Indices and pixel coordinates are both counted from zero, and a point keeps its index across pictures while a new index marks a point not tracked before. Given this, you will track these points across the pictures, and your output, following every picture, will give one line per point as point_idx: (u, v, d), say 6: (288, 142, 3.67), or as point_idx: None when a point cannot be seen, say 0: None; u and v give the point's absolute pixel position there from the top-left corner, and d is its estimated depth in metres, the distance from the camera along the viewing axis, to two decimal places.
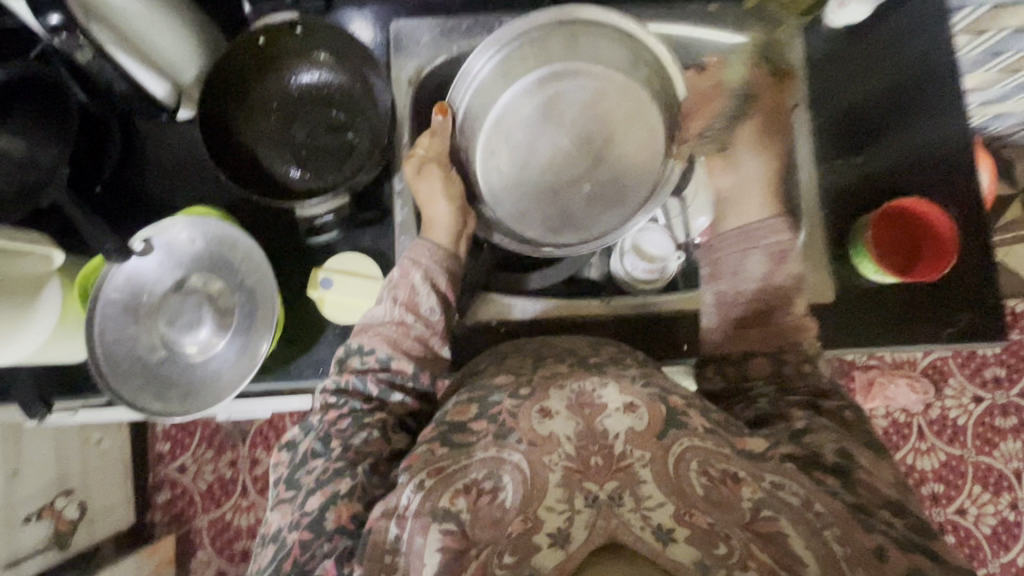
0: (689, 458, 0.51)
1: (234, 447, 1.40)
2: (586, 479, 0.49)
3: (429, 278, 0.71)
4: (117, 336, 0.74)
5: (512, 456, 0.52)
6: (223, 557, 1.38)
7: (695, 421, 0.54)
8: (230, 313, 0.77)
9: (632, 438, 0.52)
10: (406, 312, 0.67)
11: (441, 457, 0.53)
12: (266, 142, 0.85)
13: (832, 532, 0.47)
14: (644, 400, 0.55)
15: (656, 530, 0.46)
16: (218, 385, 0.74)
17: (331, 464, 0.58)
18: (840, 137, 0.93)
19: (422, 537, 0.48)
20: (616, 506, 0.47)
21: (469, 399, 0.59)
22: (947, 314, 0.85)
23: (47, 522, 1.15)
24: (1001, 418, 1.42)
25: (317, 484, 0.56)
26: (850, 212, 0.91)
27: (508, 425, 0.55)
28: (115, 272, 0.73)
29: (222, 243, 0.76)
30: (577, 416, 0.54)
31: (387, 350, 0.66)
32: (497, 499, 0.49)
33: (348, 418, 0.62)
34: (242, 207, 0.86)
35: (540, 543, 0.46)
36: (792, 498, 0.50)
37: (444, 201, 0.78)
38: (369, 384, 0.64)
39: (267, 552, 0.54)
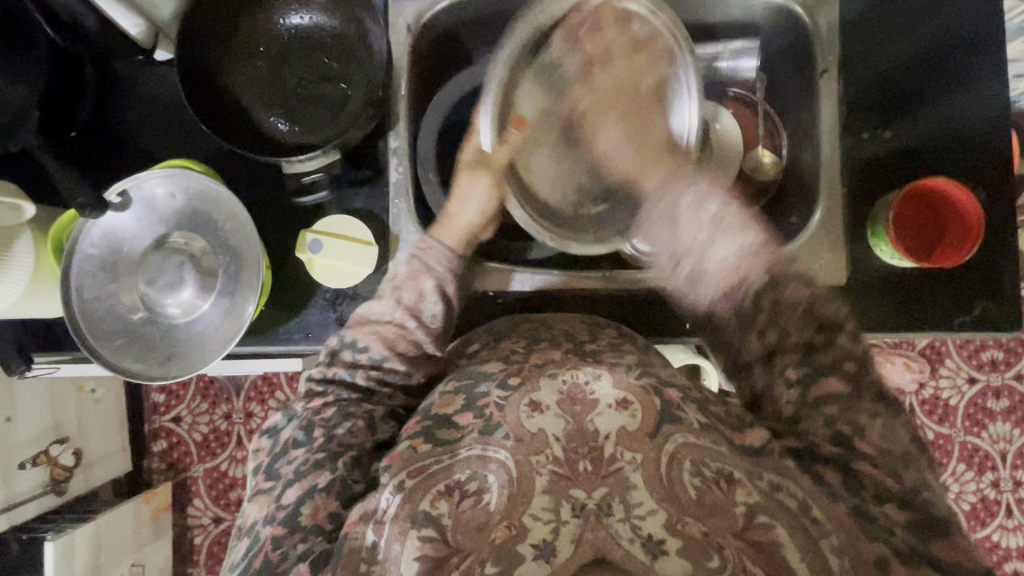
0: (682, 456, 0.50)
1: (229, 401, 1.40)
2: (573, 487, 0.47)
3: (439, 285, 0.67)
4: (96, 295, 0.70)
5: (499, 454, 0.50)
6: (218, 506, 1.39)
7: (690, 417, 0.53)
8: (214, 274, 0.73)
9: (622, 438, 0.50)
10: (408, 315, 0.65)
11: (424, 455, 0.51)
12: (252, 92, 0.79)
13: (829, 543, 0.48)
14: (639, 395, 0.53)
15: (646, 541, 0.45)
16: (204, 349, 0.72)
17: (310, 456, 0.56)
18: (868, 109, 0.86)
19: (399, 545, 0.47)
20: (605, 516, 0.46)
21: (456, 389, 0.57)
22: (962, 303, 0.82)
23: (43, 467, 1.14)
24: (993, 400, 1.42)
25: (294, 476, 0.55)
26: (872, 192, 0.86)
27: (495, 420, 0.52)
28: (91, 227, 0.69)
29: (203, 199, 0.72)
30: (567, 413, 0.52)
31: (380, 350, 0.63)
32: (481, 502, 0.47)
33: (333, 407, 0.60)
34: (228, 161, 0.81)
35: (524, 553, 0.45)
36: (790, 501, 0.50)
37: (476, 208, 0.72)
38: (358, 378, 0.62)
39: (240, 547, 0.54)
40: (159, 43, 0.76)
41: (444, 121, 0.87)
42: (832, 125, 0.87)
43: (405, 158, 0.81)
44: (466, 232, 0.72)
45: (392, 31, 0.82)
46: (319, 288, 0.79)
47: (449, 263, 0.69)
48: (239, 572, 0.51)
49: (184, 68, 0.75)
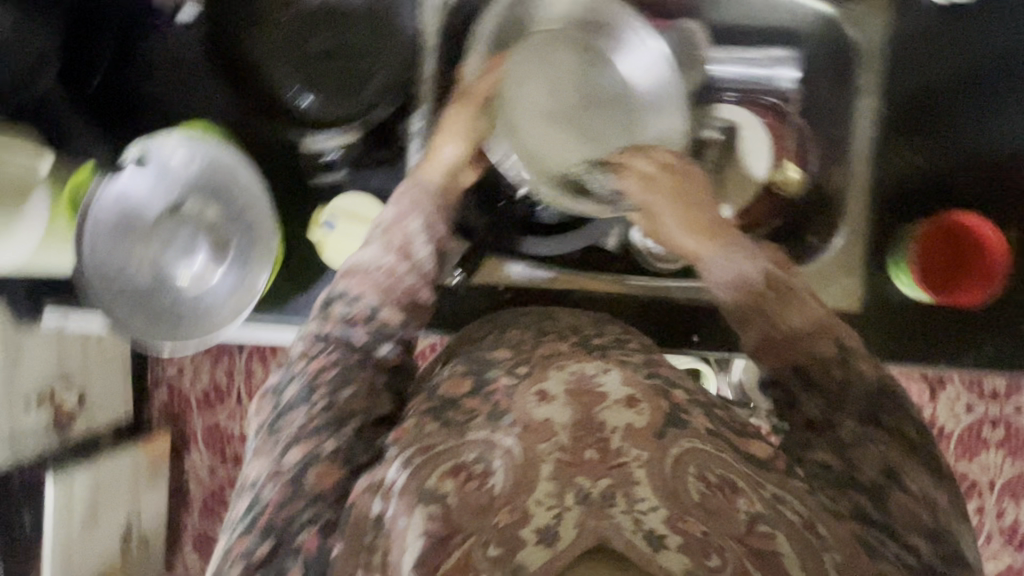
0: (688, 461, 0.48)
1: (232, 357, 1.39)
2: (578, 474, 0.47)
3: (427, 225, 0.64)
4: (108, 255, 0.70)
5: (505, 440, 0.49)
6: (215, 457, 1.42)
7: (696, 422, 0.52)
8: (226, 244, 0.73)
9: (629, 435, 0.49)
10: (398, 257, 0.61)
11: (431, 434, 0.51)
12: (274, 61, 0.77)
13: (832, 558, 0.44)
14: (644, 394, 0.53)
15: (649, 535, 0.43)
16: (211, 318, 0.72)
17: (313, 417, 0.53)
18: (903, 131, 0.84)
19: (405, 517, 0.46)
20: (608, 506, 0.44)
21: (466, 371, 0.57)
22: (975, 339, 0.81)
23: (47, 409, 1.16)
24: (988, 429, 1.42)
25: (294, 436, 0.52)
26: (899, 221, 0.84)
27: (503, 407, 0.53)
28: (107, 186, 0.69)
29: (218, 166, 0.71)
30: (573, 404, 0.51)
31: (374, 297, 0.58)
32: (487, 484, 0.47)
33: (335, 370, 0.55)
34: (249, 127, 0.79)
35: (526, 538, 0.43)
36: (795, 516, 0.46)
37: (460, 142, 0.71)
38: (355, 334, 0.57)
39: (243, 502, 0.51)
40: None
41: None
42: (864, 143, 0.84)
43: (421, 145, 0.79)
44: (450, 172, 0.70)
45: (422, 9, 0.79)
46: (327, 269, 0.79)
47: (433, 201, 0.66)
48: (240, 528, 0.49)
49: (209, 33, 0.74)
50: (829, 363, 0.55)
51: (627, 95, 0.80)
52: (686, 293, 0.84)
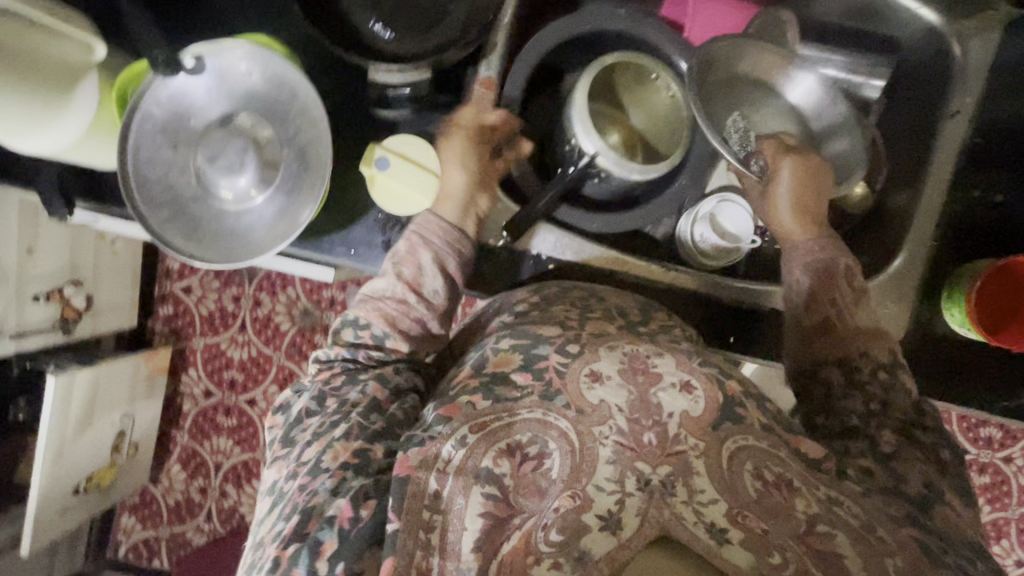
0: (743, 457, 0.49)
1: (240, 285, 1.37)
2: (637, 459, 0.47)
3: (439, 259, 0.67)
4: (152, 158, 0.67)
5: (560, 423, 0.49)
6: (212, 380, 1.40)
7: (751, 416, 0.51)
8: (274, 167, 0.70)
9: (687, 423, 0.49)
10: (408, 290, 0.65)
11: (483, 412, 0.49)
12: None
13: (894, 563, 0.46)
14: (702, 381, 0.52)
15: (710, 528, 0.45)
16: (251, 241, 0.69)
17: (326, 419, 0.56)
18: (980, 161, 0.80)
19: (462, 499, 0.46)
20: (668, 495, 0.46)
21: (512, 349, 0.56)
22: (1013, 387, 0.79)
23: (55, 305, 1.14)
24: (975, 474, 1.37)
25: (314, 436, 0.55)
26: (962, 255, 0.81)
27: (555, 387, 0.51)
28: (161, 85, 0.65)
29: (279, 85, 0.67)
30: (631, 384, 0.51)
31: (382, 326, 0.64)
32: (543, 467, 0.47)
33: (342, 376, 0.61)
34: (309, 51, 0.76)
35: (589, 523, 0.45)
36: (853, 518, 0.48)
37: (459, 170, 0.72)
38: (358, 354, 0.63)
39: (265, 505, 0.54)
40: None
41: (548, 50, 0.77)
42: (943, 165, 0.79)
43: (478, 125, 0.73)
44: (464, 201, 0.71)
45: None
46: (373, 207, 0.77)
47: (445, 236, 0.68)
48: (266, 525, 0.51)
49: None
50: (879, 368, 0.64)
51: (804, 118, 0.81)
52: (738, 291, 0.81)
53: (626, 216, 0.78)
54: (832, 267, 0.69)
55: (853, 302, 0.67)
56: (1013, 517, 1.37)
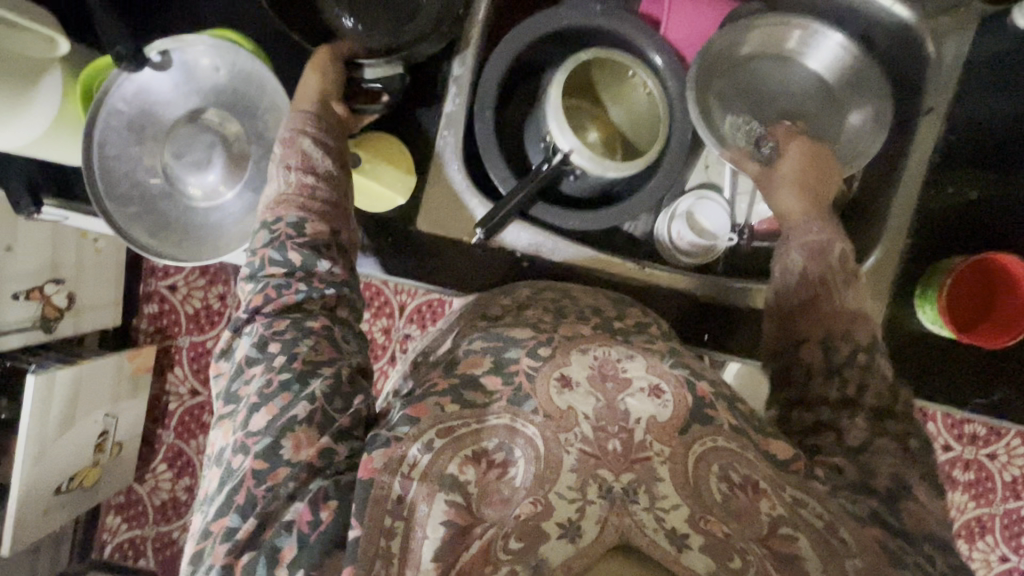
0: (710, 459, 0.49)
1: (227, 283, 1.35)
2: (601, 466, 0.47)
3: (321, 142, 0.65)
4: (118, 154, 0.66)
5: (527, 429, 0.49)
6: (197, 379, 1.38)
7: (722, 418, 0.52)
8: (244, 162, 0.69)
9: (654, 427, 0.49)
10: (303, 173, 0.63)
11: (452, 416, 0.49)
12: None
13: (854, 564, 0.46)
14: (671, 385, 0.52)
15: (669, 533, 0.44)
16: (221, 238, 0.69)
17: (272, 376, 0.53)
18: (956, 162, 0.80)
19: (426, 506, 0.45)
20: (631, 503, 0.45)
21: (483, 350, 0.55)
22: (985, 385, 0.79)
23: (35, 303, 1.13)
24: (960, 470, 1.37)
25: (260, 399, 0.52)
26: (936, 253, 0.81)
27: (525, 391, 0.51)
28: (126, 80, 0.64)
29: (248, 81, 0.67)
30: (598, 391, 0.51)
31: (296, 215, 0.60)
32: (506, 475, 0.47)
33: (286, 320, 0.57)
34: (286, 49, 0.76)
35: (549, 531, 0.44)
36: (816, 519, 0.48)
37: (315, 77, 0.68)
38: (290, 258, 0.58)
39: (213, 478, 0.52)
40: None
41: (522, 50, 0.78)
42: (921, 164, 0.78)
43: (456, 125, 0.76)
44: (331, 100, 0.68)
45: None
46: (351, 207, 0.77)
47: (321, 122, 0.66)
48: (216, 503, 0.49)
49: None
50: (858, 349, 0.61)
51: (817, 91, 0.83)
52: (714, 292, 0.81)
53: (603, 214, 0.76)
54: (826, 246, 0.68)
55: (842, 282, 0.66)
56: (997, 513, 1.38)
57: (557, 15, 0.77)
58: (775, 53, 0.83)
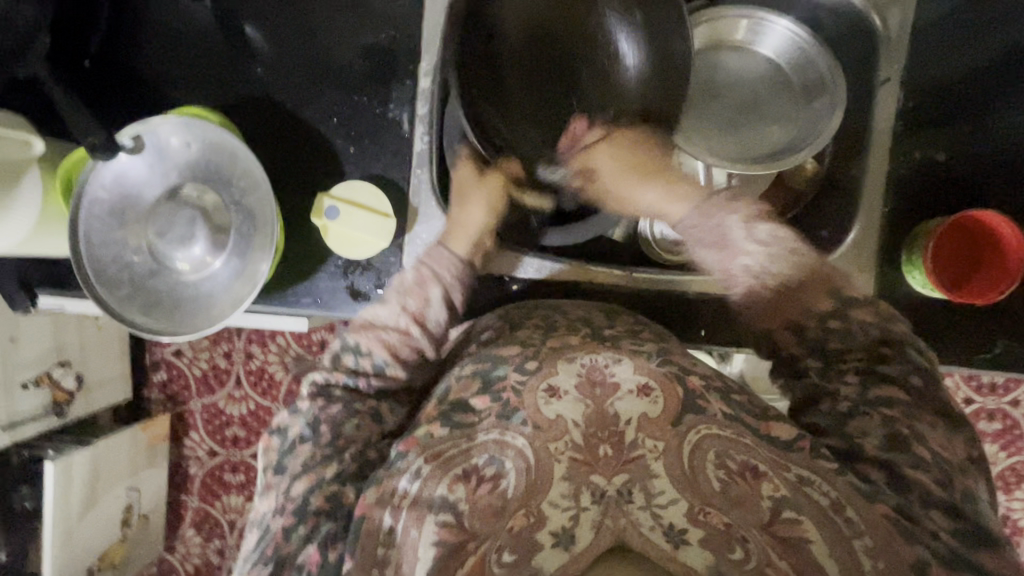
0: (706, 446, 0.50)
1: (230, 340, 1.36)
2: (593, 472, 0.48)
3: (446, 295, 0.68)
4: (104, 241, 0.68)
5: (517, 441, 0.50)
6: (215, 439, 1.38)
7: (715, 408, 0.53)
8: (226, 232, 0.71)
9: (643, 425, 0.50)
10: (413, 323, 0.66)
11: (442, 442, 0.51)
12: (291, 43, 0.79)
13: (863, 544, 0.46)
14: (659, 380, 0.53)
15: (668, 531, 0.46)
16: (213, 307, 0.70)
17: (317, 450, 0.57)
18: (922, 121, 0.81)
19: (415, 530, 0.47)
20: (625, 502, 0.47)
21: (472, 373, 0.56)
22: (985, 340, 0.79)
23: (46, 390, 1.13)
24: (985, 421, 1.36)
25: (303, 468, 0.56)
26: (916, 215, 0.81)
27: (512, 406, 0.52)
28: (102, 169, 0.66)
29: (218, 151, 0.68)
30: (586, 397, 0.52)
31: (384, 356, 0.64)
32: (498, 488, 0.48)
33: (338, 406, 0.61)
34: (256, 112, 0.78)
35: (542, 541, 0.45)
36: (821, 497, 0.48)
37: (480, 210, 0.75)
38: (359, 382, 0.63)
39: (252, 539, 0.54)
40: None
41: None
42: (886, 135, 0.81)
43: (428, 163, 0.79)
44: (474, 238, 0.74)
45: None
46: (332, 254, 0.78)
47: (454, 271, 0.70)
48: (251, 565, 0.52)
49: (221, 14, 0.78)
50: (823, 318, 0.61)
51: (774, 72, 0.85)
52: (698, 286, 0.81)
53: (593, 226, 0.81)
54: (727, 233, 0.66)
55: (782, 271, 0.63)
56: None
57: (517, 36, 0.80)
58: (729, 42, 0.85)
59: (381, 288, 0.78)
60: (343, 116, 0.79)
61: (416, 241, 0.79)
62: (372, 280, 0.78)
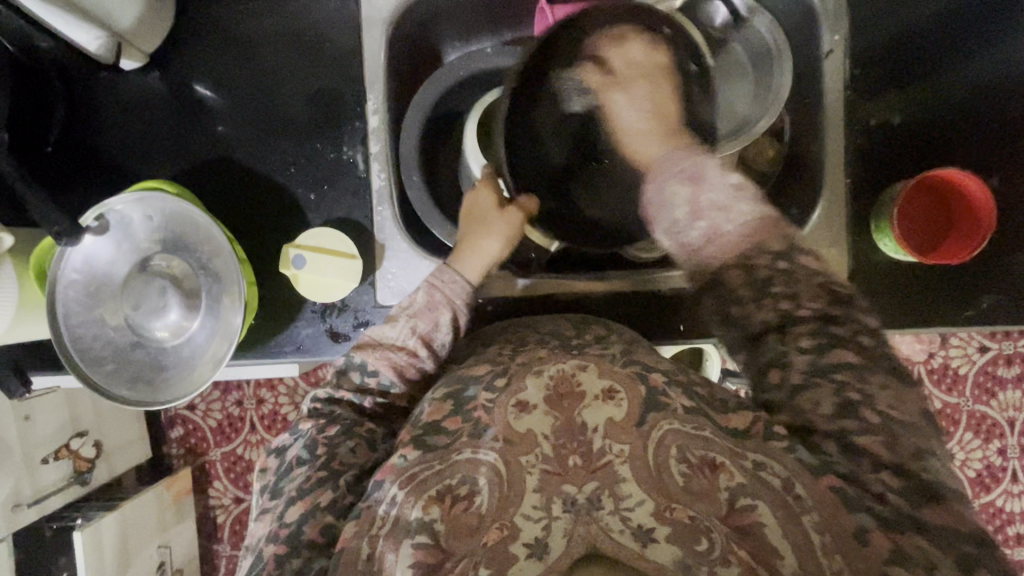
0: (670, 442, 0.49)
1: (240, 387, 1.37)
2: (565, 482, 0.48)
3: (454, 319, 0.67)
4: (81, 321, 0.70)
5: (488, 456, 0.50)
6: (237, 486, 1.39)
7: (675, 402, 0.52)
8: (197, 295, 0.73)
9: (611, 431, 0.50)
10: (421, 344, 0.65)
11: (413, 464, 0.51)
12: (242, 98, 0.80)
13: (811, 518, 0.46)
14: (625, 385, 0.53)
15: (636, 531, 0.45)
16: (195, 370, 0.72)
17: (313, 473, 0.56)
18: (872, 88, 0.81)
19: (393, 554, 0.47)
20: (595, 510, 0.46)
21: (444, 396, 0.56)
22: (970, 298, 0.78)
23: (66, 461, 1.12)
24: (1004, 367, 1.29)
25: (298, 492, 0.54)
26: (880, 182, 0.81)
27: (483, 422, 0.52)
28: (69, 253, 0.68)
29: (180, 220, 0.71)
30: (555, 410, 0.51)
31: (390, 375, 0.64)
32: (472, 505, 0.48)
33: (337, 425, 0.61)
34: (220, 173, 0.80)
35: (517, 553, 0.45)
36: (774, 480, 0.47)
37: (498, 241, 0.71)
38: (363, 400, 0.64)
39: (246, 564, 0.53)
40: (129, 56, 0.76)
41: (436, 102, 0.85)
42: (838, 103, 0.80)
43: (389, 200, 0.80)
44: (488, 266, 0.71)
45: (367, 29, 0.79)
46: (306, 302, 0.79)
47: (467, 297, 0.67)
48: None
49: (171, 81, 0.80)
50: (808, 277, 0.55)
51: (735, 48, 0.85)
52: (669, 282, 0.83)
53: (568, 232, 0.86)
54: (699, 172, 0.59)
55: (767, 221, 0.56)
56: None
57: (471, 60, 0.83)
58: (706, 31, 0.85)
59: (360, 327, 0.80)
60: (300, 166, 0.81)
61: (387, 275, 0.80)
62: (351, 320, 0.80)
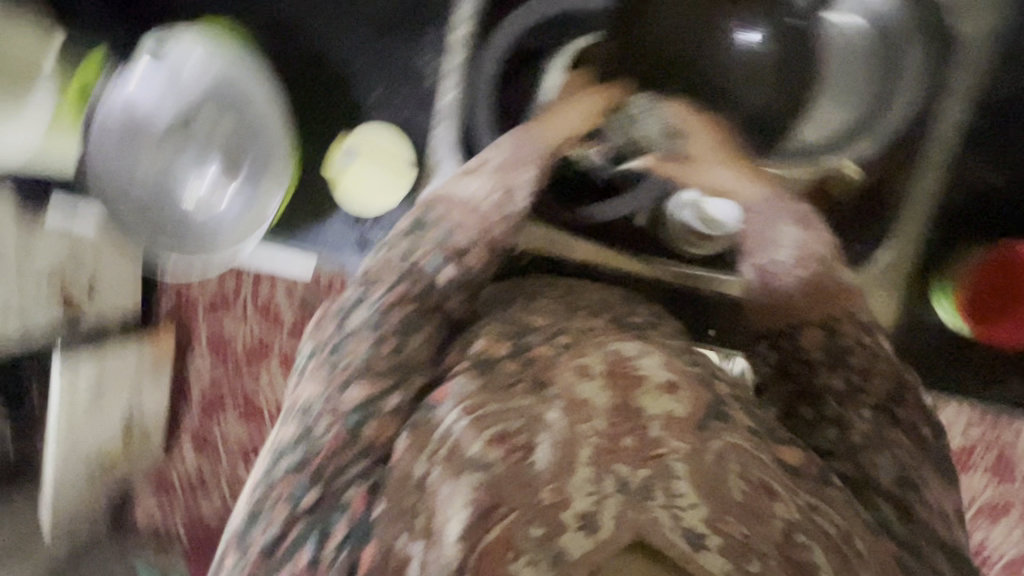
0: (731, 456, 0.44)
1: None
2: (616, 461, 0.42)
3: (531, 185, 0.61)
4: (116, 159, 0.68)
5: (549, 414, 0.44)
6: None
7: (738, 418, 0.48)
8: (232, 167, 0.72)
9: (669, 425, 0.45)
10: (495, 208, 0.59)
11: (473, 393, 0.44)
12: None
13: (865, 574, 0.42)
14: (686, 382, 0.49)
15: (688, 532, 0.40)
16: (215, 238, 0.72)
17: (376, 359, 0.48)
18: (983, 140, 0.75)
19: (448, 486, 0.40)
20: (648, 499, 0.41)
21: (499, 335, 0.50)
22: (998, 377, 0.78)
23: None
24: None
25: (357, 373, 0.47)
26: (956, 241, 0.78)
27: (543, 376, 0.47)
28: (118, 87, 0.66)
29: (234, 88, 0.70)
30: (611, 388, 0.47)
31: (465, 240, 0.56)
32: (529, 458, 0.42)
33: (406, 309, 0.51)
34: (282, 46, 0.75)
35: (567, 522, 0.40)
36: (832, 527, 0.43)
37: (578, 112, 0.67)
38: (438, 276, 0.53)
39: (288, 433, 0.46)
40: None
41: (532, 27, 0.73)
42: (938, 151, 0.75)
43: (453, 118, 0.75)
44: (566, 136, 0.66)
45: None
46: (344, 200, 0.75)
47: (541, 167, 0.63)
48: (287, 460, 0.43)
49: None
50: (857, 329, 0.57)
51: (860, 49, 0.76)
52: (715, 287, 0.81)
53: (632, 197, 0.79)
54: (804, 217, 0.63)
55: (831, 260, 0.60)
56: None
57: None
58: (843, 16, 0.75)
59: None
60: (369, 62, 0.75)
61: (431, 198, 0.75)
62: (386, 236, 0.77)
